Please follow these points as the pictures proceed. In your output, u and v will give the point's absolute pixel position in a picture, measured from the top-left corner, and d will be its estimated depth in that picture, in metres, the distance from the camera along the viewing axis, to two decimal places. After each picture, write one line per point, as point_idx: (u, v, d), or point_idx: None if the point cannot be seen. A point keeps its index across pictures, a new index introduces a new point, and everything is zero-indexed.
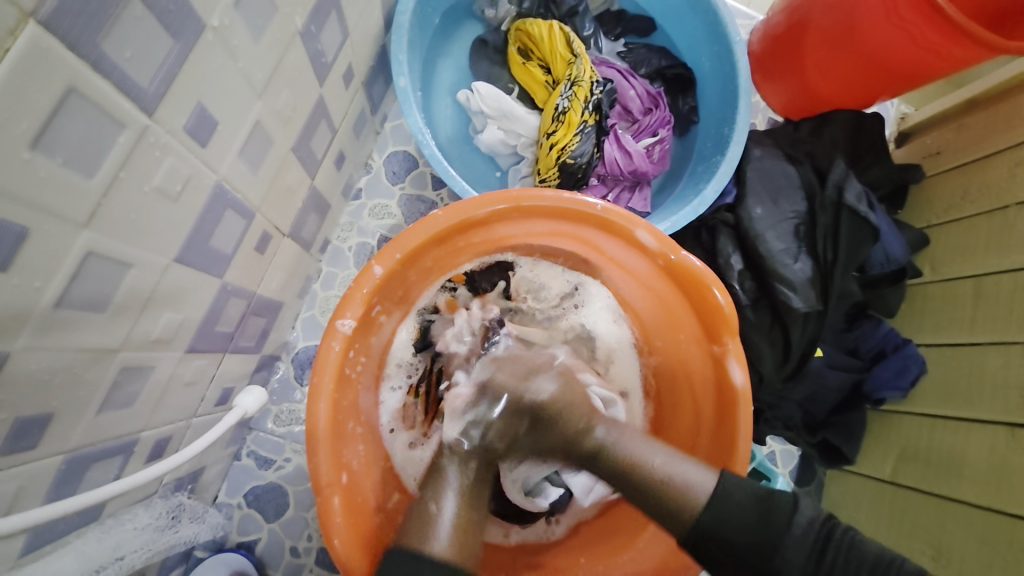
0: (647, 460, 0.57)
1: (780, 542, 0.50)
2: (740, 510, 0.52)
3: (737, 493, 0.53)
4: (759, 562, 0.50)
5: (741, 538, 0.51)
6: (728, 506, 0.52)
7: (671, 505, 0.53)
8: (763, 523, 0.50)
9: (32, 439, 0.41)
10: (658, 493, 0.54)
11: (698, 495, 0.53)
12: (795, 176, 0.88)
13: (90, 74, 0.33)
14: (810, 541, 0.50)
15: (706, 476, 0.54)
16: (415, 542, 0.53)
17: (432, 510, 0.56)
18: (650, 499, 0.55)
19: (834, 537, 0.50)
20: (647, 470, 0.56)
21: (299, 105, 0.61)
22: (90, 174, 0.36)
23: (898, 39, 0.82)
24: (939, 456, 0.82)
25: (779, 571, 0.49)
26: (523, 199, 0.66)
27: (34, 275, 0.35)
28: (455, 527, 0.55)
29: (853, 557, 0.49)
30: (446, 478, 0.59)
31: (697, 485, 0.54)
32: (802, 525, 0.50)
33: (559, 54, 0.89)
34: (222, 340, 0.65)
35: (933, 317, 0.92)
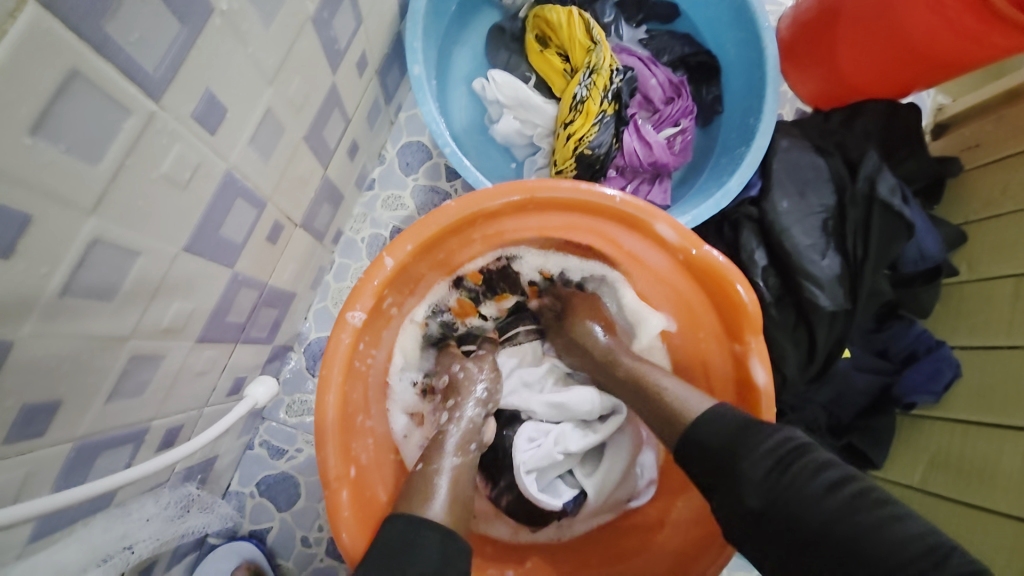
0: (654, 379, 0.61)
1: (743, 453, 0.47)
2: (718, 430, 0.50)
3: (716, 416, 0.52)
4: (722, 468, 0.48)
5: (714, 447, 0.50)
6: (711, 424, 0.51)
7: (671, 412, 0.56)
8: (735, 442, 0.48)
9: (40, 428, 0.41)
10: (667, 413, 0.57)
11: (691, 412, 0.54)
12: (824, 168, 0.84)
13: (94, 56, 0.32)
14: (775, 456, 0.46)
15: (702, 401, 0.55)
16: (411, 506, 0.53)
17: (433, 482, 0.57)
18: (656, 412, 0.58)
19: (804, 459, 0.45)
20: (652, 384, 0.60)
21: (311, 93, 0.60)
22: (95, 160, 0.35)
23: (936, 26, 0.78)
24: (972, 463, 0.78)
25: (735, 483, 0.46)
26: (538, 189, 0.64)
27: (39, 263, 0.35)
28: (450, 500, 0.55)
29: (816, 480, 0.43)
30: (444, 455, 0.61)
31: (691, 404, 0.55)
32: (765, 446, 0.46)
33: (578, 41, 0.86)
34: (234, 330, 0.65)
35: (969, 319, 0.87)
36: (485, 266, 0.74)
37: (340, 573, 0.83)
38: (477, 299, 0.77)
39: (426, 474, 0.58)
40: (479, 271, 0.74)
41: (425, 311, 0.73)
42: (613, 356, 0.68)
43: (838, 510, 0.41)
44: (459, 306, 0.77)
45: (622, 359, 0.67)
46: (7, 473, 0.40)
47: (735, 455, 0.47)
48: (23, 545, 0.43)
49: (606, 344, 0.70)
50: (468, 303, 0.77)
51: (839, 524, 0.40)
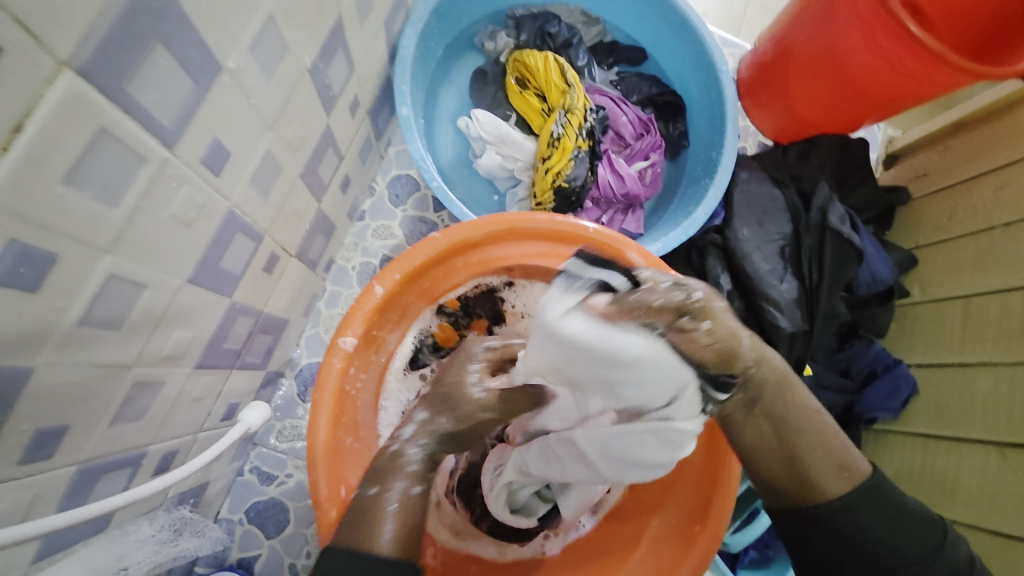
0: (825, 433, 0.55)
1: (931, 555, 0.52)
2: (906, 520, 0.53)
3: (904, 512, 0.53)
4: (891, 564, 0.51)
5: (881, 538, 0.52)
6: (893, 518, 0.53)
7: (828, 472, 0.54)
8: (919, 536, 0.53)
9: (50, 450, 0.44)
10: (811, 474, 0.54)
11: (859, 468, 0.55)
12: (781, 199, 0.91)
13: (118, 114, 0.37)
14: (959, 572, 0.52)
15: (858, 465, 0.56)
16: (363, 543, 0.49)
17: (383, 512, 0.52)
18: (812, 458, 0.54)
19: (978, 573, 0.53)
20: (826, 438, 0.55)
21: (307, 135, 0.65)
22: (113, 205, 0.39)
23: (879, 67, 0.86)
24: (933, 478, 0.83)
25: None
26: (518, 222, 0.70)
27: (60, 297, 0.38)
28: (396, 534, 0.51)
29: None
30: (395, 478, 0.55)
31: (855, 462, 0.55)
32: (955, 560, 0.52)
33: (554, 84, 0.93)
34: (230, 357, 0.68)
35: (924, 337, 0.93)
36: (464, 292, 0.78)
37: None
38: (456, 324, 0.79)
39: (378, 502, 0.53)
40: (459, 297, 0.77)
41: (414, 337, 0.76)
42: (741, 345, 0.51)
43: None
44: (442, 332, 0.79)
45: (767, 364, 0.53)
46: (15, 495, 0.42)
47: (926, 551, 0.52)
48: (31, 561, 0.45)
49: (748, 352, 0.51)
50: (449, 328, 0.79)
51: None
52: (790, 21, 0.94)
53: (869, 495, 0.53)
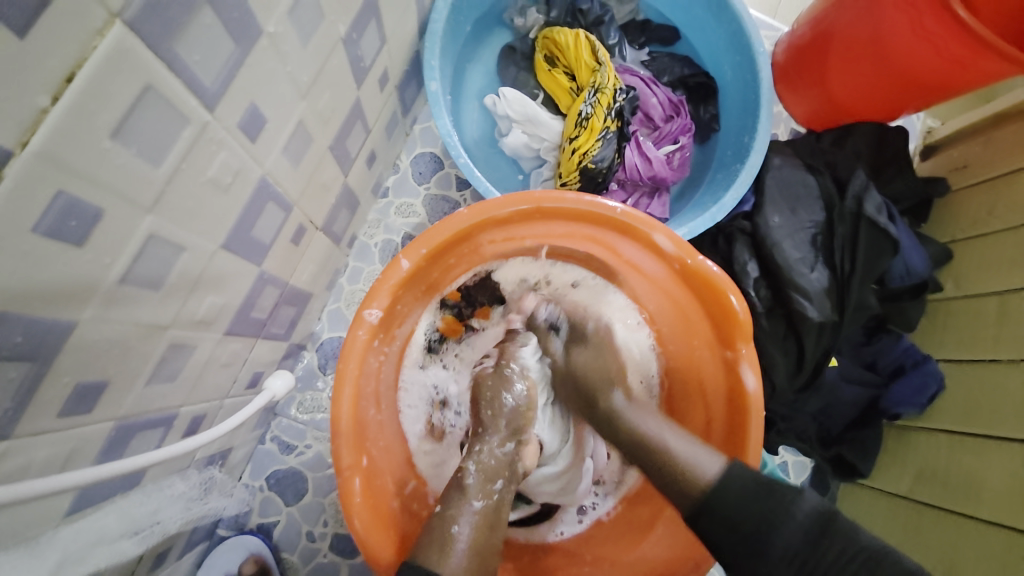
0: (662, 437, 0.61)
1: (773, 524, 0.52)
2: (741, 488, 0.54)
3: (738, 481, 0.55)
4: (749, 535, 0.52)
5: (739, 511, 0.53)
6: (733, 484, 0.55)
7: (679, 474, 0.57)
8: (763, 502, 0.53)
9: (90, 405, 0.45)
10: (674, 475, 0.58)
11: (702, 472, 0.56)
12: (815, 187, 0.89)
13: (164, 73, 0.37)
14: (805, 531, 0.51)
15: (714, 459, 0.57)
16: (426, 560, 0.55)
17: (453, 532, 0.58)
18: (661, 467, 0.59)
19: (831, 531, 0.51)
20: (657, 440, 0.61)
21: (338, 106, 0.65)
22: (156, 164, 0.40)
23: (922, 54, 0.82)
24: (955, 475, 0.81)
25: (764, 552, 0.52)
26: (545, 200, 0.69)
27: (104, 254, 0.39)
28: (470, 550, 0.57)
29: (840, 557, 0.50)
30: (467, 501, 0.61)
31: (702, 463, 0.57)
32: (795, 518, 0.52)
33: (584, 62, 0.91)
34: (256, 326, 0.68)
35: (956, 331, 0.91)
36: (464, 282, 0.77)
37: (343, 566, 0.86)
38: (461, 315, 0.79)
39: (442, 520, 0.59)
40: (459, 288, 0.77)
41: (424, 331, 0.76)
42: (608, 387, 0.67)
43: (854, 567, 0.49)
44: (447, 325, 0.78)
45: (622, 412, 0.64)
46: (57, 446, 0.43)
47: (754, 503, 0.53)
48: (65, 513, 0.46)
49: (613, 394, 0.66)
50: (454, 320, 0.79)
51: None
52: (831, 5, 0.91)
53: (719, 482, 0.55)
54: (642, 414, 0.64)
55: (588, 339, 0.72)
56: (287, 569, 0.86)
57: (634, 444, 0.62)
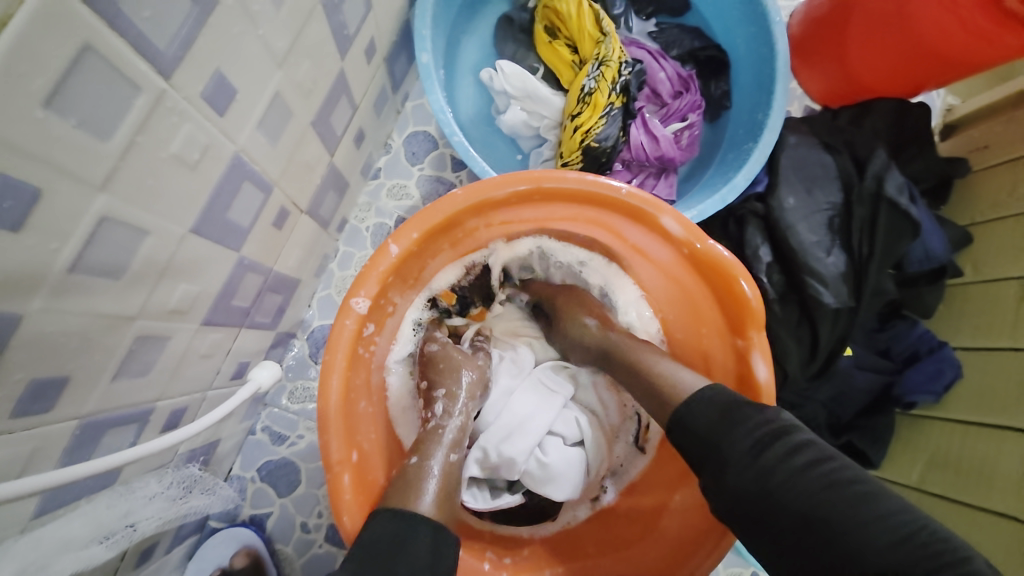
0: (647, 359, 0.59)
1: (731, 431, 0.47)
2: (709, 405, 0.51)
3: (708, 399, 0.51)
4: (709, 445, 0.48)
5: (702, 430, 0.50)
6: (698, 406, 0.51)
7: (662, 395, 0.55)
8: (727, 418, 0.49)
9: (49, 403, 0.41)
10: (651, 388, 0.57)
11: (683, 389, 0.54)
12: (832, 166, 0.84)
13: (107, 32, 0.32)
14: (762, 433, 0.46)
15: (695, 377, 0.55)
16: (400, 502, 0.51)
17: (425, 476, 0.55)
18: (643, 382, 0.58)
19: (788, 439, 0.45)
20: (637, 356, 0.61)
21: (320, 78, 0.60)
22: (104, 137, 0.35)
23: (949, 25, 0.77)
24: (970, 463, 0.77)
25: (718, 467, 0.47)
26: (545, 179, 0.64)
27: (49, 238, 0.35)
28: (438, 491, 0.54)
29: (805, 470, 0.43)
30: (440, 450, 0.59)
31: (680, 377, 0.55)
32: (753, 427, 0.47)
33: (587, 32, 0.85)
34: (239, 315, 0.65)
35: (973, 320, 0.86)
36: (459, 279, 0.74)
37: (339, 559, 0.83)
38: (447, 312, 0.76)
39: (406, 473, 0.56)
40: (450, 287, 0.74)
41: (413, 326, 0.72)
42: (587, 320, 0.69)
43: (821, 483, 0.42)
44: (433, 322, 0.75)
45: (608, 335, 0.66)
46: (14, 449, 0.40)
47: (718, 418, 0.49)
48: (31, 516, 0.44)
49: (586, 320, 0.69)
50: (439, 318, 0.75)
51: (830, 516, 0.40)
52: None
53: (694, 396, 0.52)
54: (625, 338, 0.65)
55: (573, 301, 0.72)
56: (281, 561, 0.83)
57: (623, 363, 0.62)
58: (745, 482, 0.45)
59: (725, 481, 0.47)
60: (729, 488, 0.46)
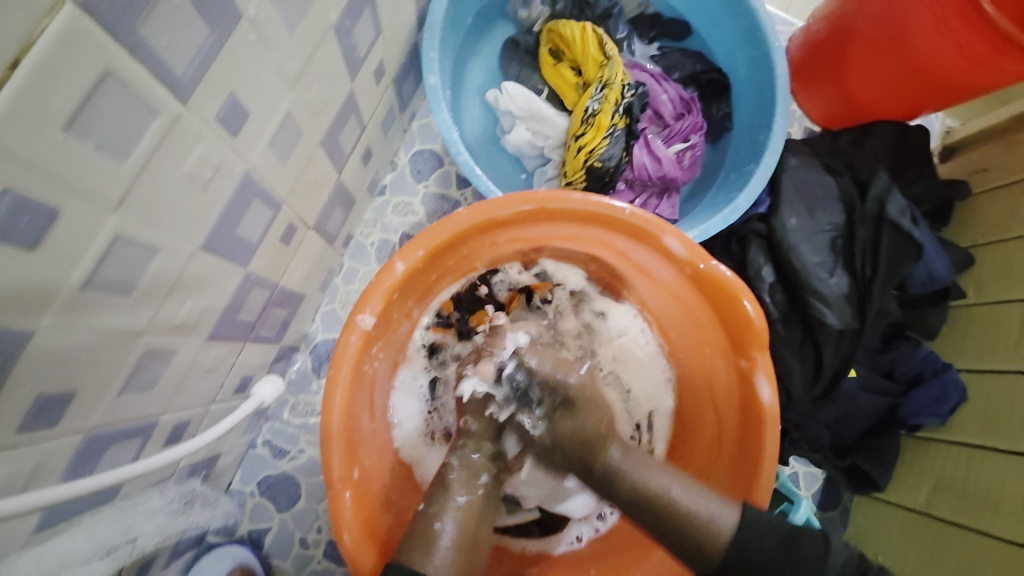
0: (670, 493, 0.55)
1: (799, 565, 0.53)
2: (766, 537, 0.54)
3: (761, 523, 0.54)
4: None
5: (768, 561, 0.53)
6: (756, 531, 0.54)
7: (691, 535, 0.53)
8: (787, 548, 0.53)
9: (55, 417, 0.42)
10: (692, 543, 0.53)
11: (722, 527, 0.53)
12: (833, 188, 0.85)
13: (127, 56, 0.34)
14: (827, 570, 0.54)
15: (730, 512, 0.54)
16: (415, 561, 0.52)
17: (436, 528, 0.54)
18: (675, 533, 0.54)
19: (847, 574, 0.54)
20: (662, 495, 0.55)
21: (330, 98, 0.61)
22: (122, 157, 0.37)
23: (947, 49, 0.78)
24: (976, 488, 0.76)
25: None
26: (550, 200, 0.65)
27: (64, 255, 0.36)
28: (456, 545, 0.54)
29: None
30: (451, 496, 0.57)
31: (719, 517, 0.54)
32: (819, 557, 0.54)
33: (591, 55, 0.87)
34: (244, 329, 0.65)
35: (977, 342, 0.86)
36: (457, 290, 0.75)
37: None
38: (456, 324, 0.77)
39: (426, 520, 0.55)
40: (452, 298, 0.74)
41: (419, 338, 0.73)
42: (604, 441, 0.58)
43: None
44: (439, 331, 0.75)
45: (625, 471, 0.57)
46: (18, 463, 0.40)
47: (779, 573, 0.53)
48: (31, 533, 0.43)
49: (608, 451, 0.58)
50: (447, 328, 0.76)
51: None
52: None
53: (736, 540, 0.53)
54: (650, 471, 0.57)
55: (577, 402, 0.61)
56: None
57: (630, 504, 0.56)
58: None
59: None
60: None
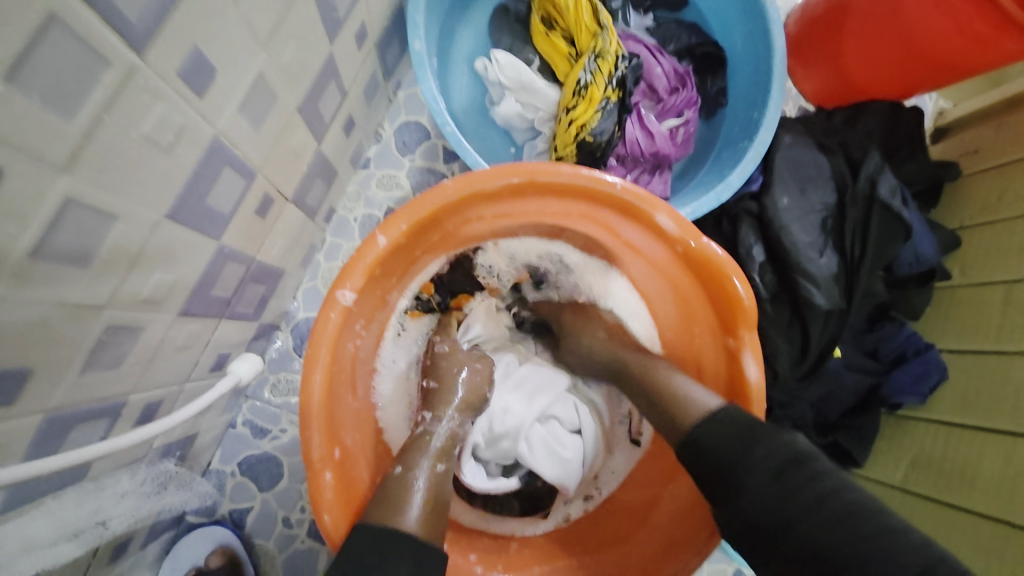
0: (667, 375, 0.59)
1: (748, 453, 0.49)
2: (725, 430, 0.51)
3: (722, 419, 0.52)
4: (726, 469, 0.49)
5: (719, 453, 0.50)
6: (717, 425, 0.52)
7: (673, 414, 0.56)
8: (744, 441, 0.50)
9: (11, 396, 0.39)
10: (669, 410, 0.57)
11: (697, 409, 0.54)
12: (826, 167, 0.84)
13: (72, 0, 0.30)
14: (781, 458, 0.48)
15: (711, 396, 0.55)
16: (382, 519, 0.50)
17: (409, 486, 0.54)
18: (664, 403, 0.57)
19: (806, 465, 0.47)
20: (660, 377, 0.60)
21: (307, 61, 0.57)
22: (70, 115, 0.33)
23: (945, 26, 0.76)
24: (953, 464, 0.78)
25: (739, 485, 0.48)
26: (539, 173, 0.62)
27: (9, 221, 0.33)
28: (427, 504, 0.53)
29: (822, 484, 0.46)
30: (422, 459, 0.58)
31: (703, 400, 0.55)
32: (781, 452, 0.48)
33: (585, 24, 0.83)
34: (218, 305, 0.62)
35: (959, 324, 0.86)
36: (438, 271, 0.72)
37: (321, 555, 0.82)
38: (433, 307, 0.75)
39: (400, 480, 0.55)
40: (433, 279, 0.72)
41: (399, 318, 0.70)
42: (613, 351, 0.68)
43: (832, 498, 0.45)
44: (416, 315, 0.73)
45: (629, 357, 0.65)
46: None
47: (725, 466, 0.49)
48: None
49: (619, 350, 0.67)
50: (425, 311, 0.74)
51: (863, 539, 0.42)
52: None
53: (718, 418, 0.52)
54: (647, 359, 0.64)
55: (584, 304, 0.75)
56: (261, 555, 0.82)
57: (632, 375, 0.63)
58: (773, 509, 0.46)
59: (747, 490, 0.48)
60: (759, 517, 0.47)
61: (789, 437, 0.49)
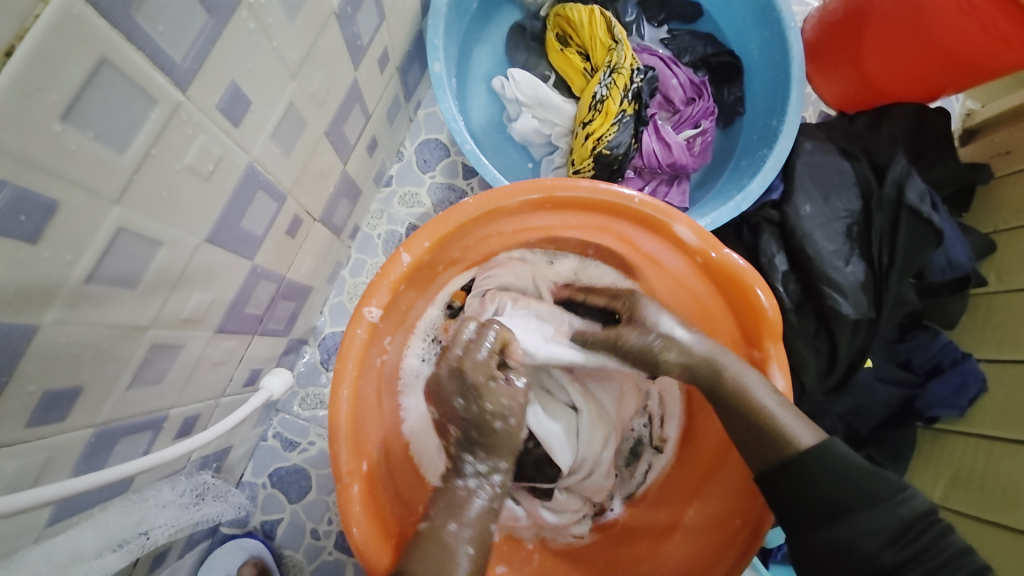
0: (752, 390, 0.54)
1: (873, 502, 0.48)
2: (843, 468, 0.49)
3: (841, 460, 0.50)
4: (834, 510, 0.48)
5: (834, 489, 0.49)
6: (834, 465, 0.49)
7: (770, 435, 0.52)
8: (866, 485, 0.49)
9: (62, 412, 0.42)
10: (762, 432, 0.53)
11: (799, 440, 0.51)
12: (850, 173, 0.83)
13: (123, 46, 0.33)
14: (905, 515, 0.47)
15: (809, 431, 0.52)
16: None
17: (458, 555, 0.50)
18: (744, 419, 0.54)
19: (928, 523, 0.47)
20: (746, 392, 0.54)
21: (333, 87, 0.60)
22: (121, 149, 0.36)
23: (969, 27, 0.75)
24: (996, 481, 0.74)
25: (849, 531, 0.47)
26: (558, 187, 0.63)
27: (64, 250, 0.35)
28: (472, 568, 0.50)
29: (940, 543, 0.46)
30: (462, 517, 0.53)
31: (800, 431, 0.52)
32: (903, 502, 0.48)
33: (599, 40, 0.85)
34: (252, 322, 0.65)
35: (998, 331, 0.83)
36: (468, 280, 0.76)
37: (349, 565, 0.83)
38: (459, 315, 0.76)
39: (438, 533, 0.52)
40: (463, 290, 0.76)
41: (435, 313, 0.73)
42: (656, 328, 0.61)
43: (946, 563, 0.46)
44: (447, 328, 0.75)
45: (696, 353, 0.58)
46: (26, 458, 0.40)
47: (837, 511, 0.48)
48: (43, 527, 0.44)
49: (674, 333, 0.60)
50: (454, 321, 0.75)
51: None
52: None
53: (820, 454, 0.50)
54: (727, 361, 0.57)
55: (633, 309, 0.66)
56: (291, 566, 0.83)
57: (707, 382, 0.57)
58: (889, 557, 0.46)
59: (859, 526, 0.47)
60: (864, 559, 0.47)
61: (910, 492, 0.49)
